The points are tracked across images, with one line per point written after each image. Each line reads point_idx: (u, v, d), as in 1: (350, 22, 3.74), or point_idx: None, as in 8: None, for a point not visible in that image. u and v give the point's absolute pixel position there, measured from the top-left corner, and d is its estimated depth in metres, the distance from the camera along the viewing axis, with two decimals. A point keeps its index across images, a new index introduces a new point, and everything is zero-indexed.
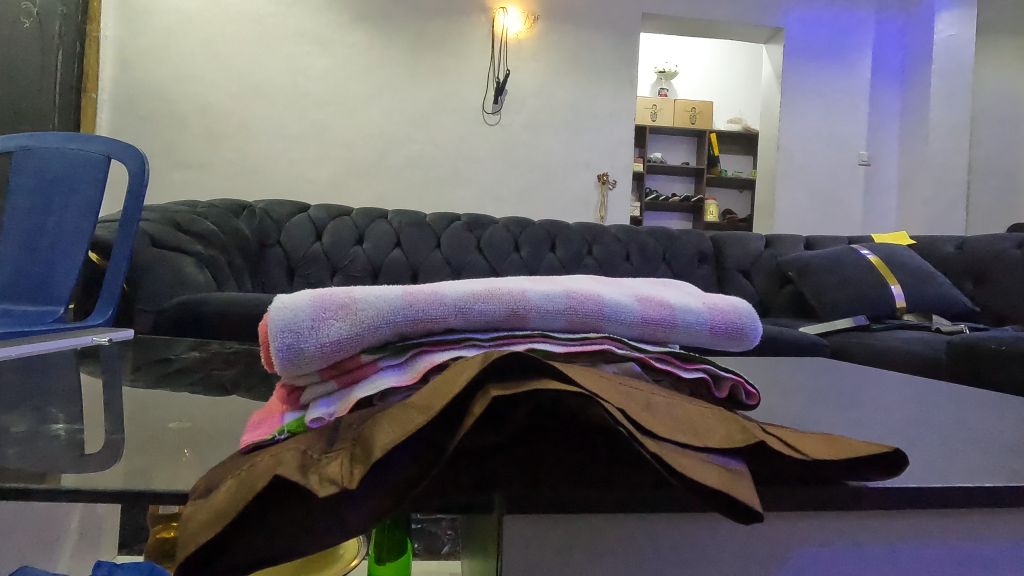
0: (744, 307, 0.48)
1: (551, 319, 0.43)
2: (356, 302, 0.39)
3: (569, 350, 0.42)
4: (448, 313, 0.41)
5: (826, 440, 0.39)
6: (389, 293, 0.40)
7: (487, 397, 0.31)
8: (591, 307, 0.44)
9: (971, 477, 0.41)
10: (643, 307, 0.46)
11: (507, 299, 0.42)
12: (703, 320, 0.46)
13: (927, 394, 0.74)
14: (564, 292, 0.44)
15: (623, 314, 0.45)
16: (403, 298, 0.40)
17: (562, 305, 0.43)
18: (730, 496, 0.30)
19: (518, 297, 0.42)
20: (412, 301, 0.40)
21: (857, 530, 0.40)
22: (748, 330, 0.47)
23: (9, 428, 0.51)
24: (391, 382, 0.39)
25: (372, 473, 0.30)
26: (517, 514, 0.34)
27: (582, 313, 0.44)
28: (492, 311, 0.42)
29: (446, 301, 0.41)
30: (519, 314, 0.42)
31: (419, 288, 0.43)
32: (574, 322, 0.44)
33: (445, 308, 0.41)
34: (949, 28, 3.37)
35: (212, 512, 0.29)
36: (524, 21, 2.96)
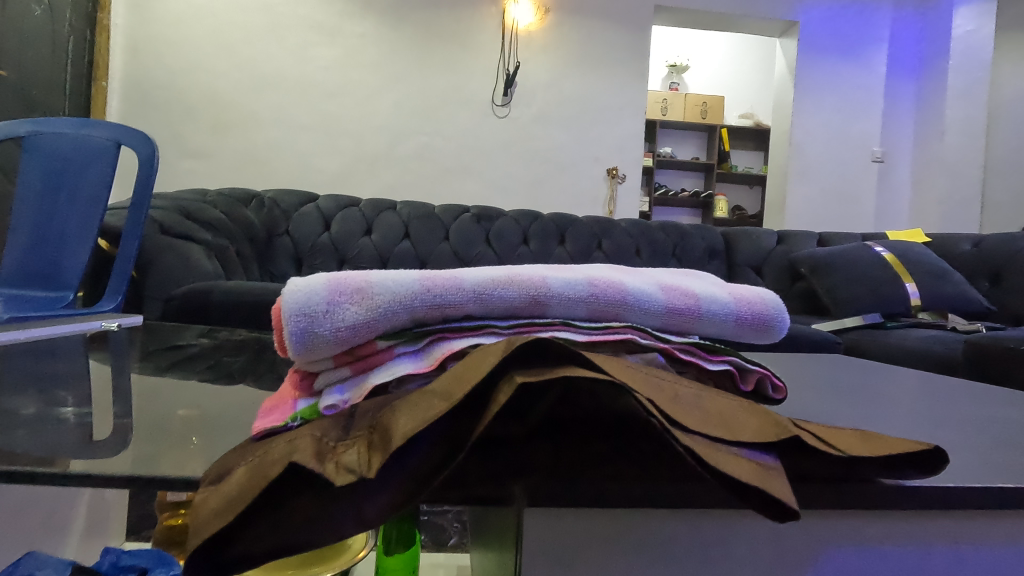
0: (772, 297, 0.46)
1: (575, 307, 0.42)
2: (372, 286, 0.38)
3: (591, 338, 0.41)
4: (467, 300, 0.39)
5: (862, 436, 0.37)
6: (405, 277, 0.39)
7: (512, 385, 0.30)
8: (613, 295, 0.42)
9: (1010, 478, 0.39)
10: (668, 295, 0.44)
11: (527, 286, 0.41)
12: (730, 308, 0.45)
13: (951, 392, 0.72)
14: (586, 280, 0.42)
15: (646, 303, 0.43)
16: (421, 283, 0.39)
17: (584, 293, 0.42)
18: (765, 492, 0.28)
19: (538, 284, 0.41)
20: (430, 286, 0.39)
21: (886, 533, 0.38)
22: (777, 317, 0.46)
23: (19, 410, 0.51)
24: (407, 368, 0.37)
25: (391, 461, 0.29)
26: (537, 507, 0.32)
27: (607, 300, 0.42)
28: (512, 297, 0.40)
29: (465, 287, 0.39)
30: (538, 302, 0.41)
31: (436, 273, 0.42)
32: (596, 310, 0.42)
33: (463, 294, 0.39)
34: (967, 23, 3.32)
35: (225, 499, 0.28)
36: (535, 12, 2.93)
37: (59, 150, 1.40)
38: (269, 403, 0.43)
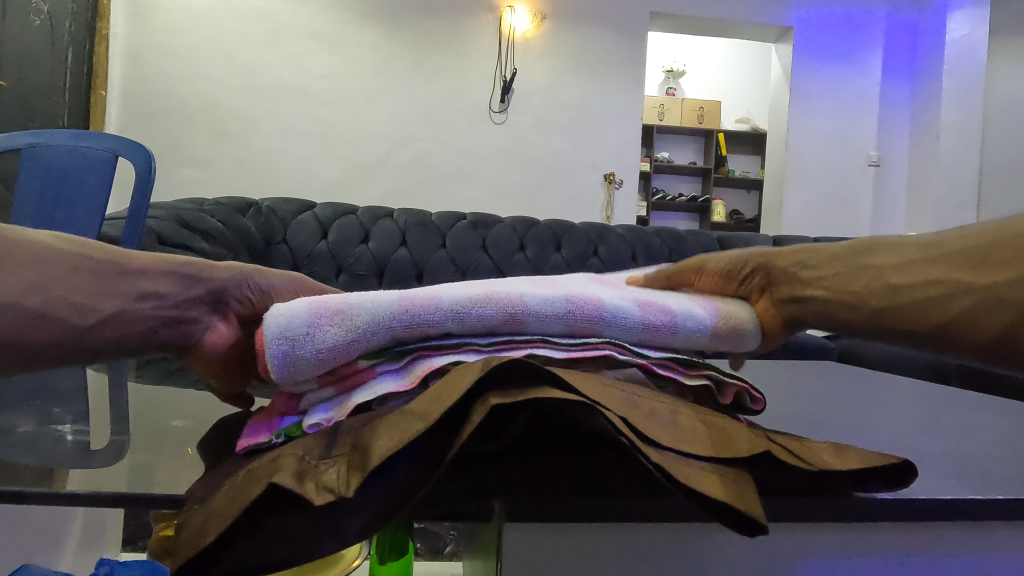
0: (745, 309, 0.49)
1: (553, 322, 0.43)
2: (351, 308, 0.38)
3: (571, 355, 0.42)
4: (444, 318, 0.40)
5: (836, 450, 0.38)
6: (384, 297, 0.40)
7: (487, 405, 0.31)
8: (591, 311, 0.43)
9: (984, 490, 0.39)
10: (644, 309, 0.45)
11: (504, 304, 0.42)
12: (705, 319, 0.47)
13: (937, 400, 0.72)
14: (563, 297, 0.43)
15: (623, 318, 0.44)
16: (399, 303, 0.39)
17: (561, 310, 0.42)
18: (733, 508, 0.29)
19: (515, 302, 0.42)
20: (407, 306, 0.40)
21: (859, 545, 0.39)
22: (750, 320, 0.48)
23: (15, 428, 0.52)
24: (390, 387, 0.38)
25: (369, 481, 0.30)
26: (515, 521, 0.33)
27: (585, 314, 0.43)
28: (489, 315, 0.41)
29: (443, 306, 0.40)
30: (515, 319, 0.42)
31: (415, 291, 0.42)
32: (573, 327, 0.43)
33: (441, 313, 0.40)
34: (961, 28, 3.32)
35: (210, 519, 0.29)
36: (532, 19, 2.95)
37: (59, 162, 1.41)
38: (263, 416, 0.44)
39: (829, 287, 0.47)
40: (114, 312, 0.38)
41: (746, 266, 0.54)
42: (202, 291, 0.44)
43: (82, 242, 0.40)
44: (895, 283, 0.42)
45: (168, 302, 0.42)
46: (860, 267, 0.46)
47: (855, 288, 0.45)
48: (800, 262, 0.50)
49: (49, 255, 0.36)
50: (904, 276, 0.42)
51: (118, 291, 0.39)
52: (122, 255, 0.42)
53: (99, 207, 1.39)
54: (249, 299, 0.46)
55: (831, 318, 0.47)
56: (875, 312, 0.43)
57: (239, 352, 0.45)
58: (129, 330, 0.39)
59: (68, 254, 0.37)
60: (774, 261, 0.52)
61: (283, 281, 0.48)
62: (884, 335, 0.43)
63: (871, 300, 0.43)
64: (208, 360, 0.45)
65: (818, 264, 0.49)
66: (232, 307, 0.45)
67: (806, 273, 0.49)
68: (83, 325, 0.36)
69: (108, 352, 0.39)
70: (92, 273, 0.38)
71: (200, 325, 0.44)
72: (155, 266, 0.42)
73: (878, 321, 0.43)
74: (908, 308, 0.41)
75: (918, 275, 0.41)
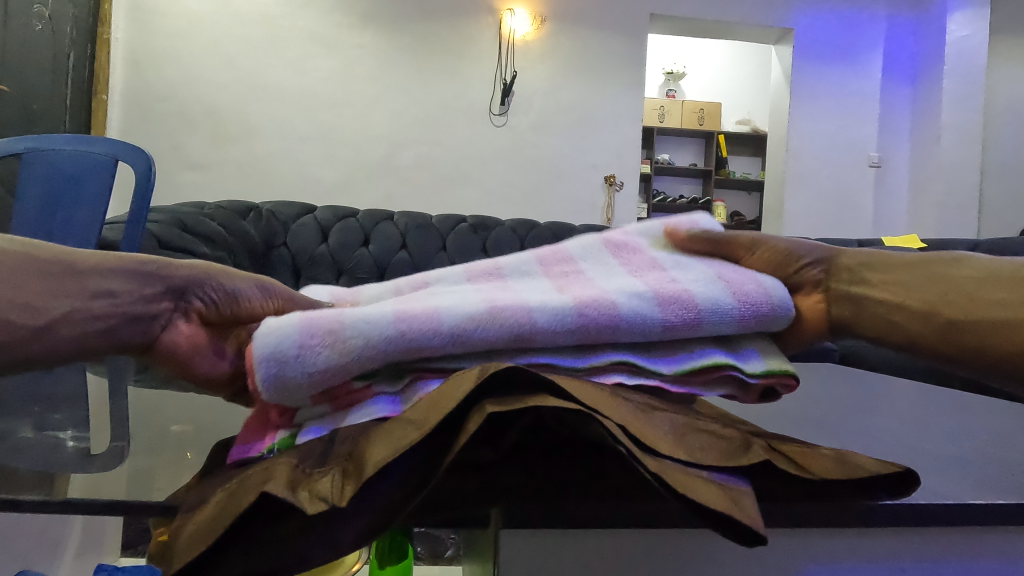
0: (778, 292, 0.46)
1: (559, 338, 0.41)
2: (344, 328, 0.38)
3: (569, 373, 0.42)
4: (444, 341, 0.39)
5: (836, 456, 0.38)
6: (383, 315, 0.39)
7: (483, 414, 0.31)
8: (603, 322, 0.42)
9: (985, 493, 0.39)
10: (665, 311, 0.43)
11: (510, 324, 0.40)
12: (729, 317, 0.45)
13: (940, 403, 0.72)
14: (574, 309, 0.42)
15: (639, 323, 0.43)
16: (396, 325, 0.38)
17: (570, 325, 0.41)
18: (731, 517, 0.29)
19: (521, 320, 0.41)
20: (404, 329, 0.38)
21: (860, 551, 0.39)
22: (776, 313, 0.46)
23: (16, 434, 0.52)
24: (382, 411, 0.38)
25: (364, 490, 0.30)
26: (513, 528, 0.33)
27: (591, 330, 0.42)
28: (492, 335, 0.40)
29: (444, 329, 0.39)
30: (520, 337, 0.41)
31: (417, 304, 0.41)
32: (583, 338, 0.42)
33: (441, 337, 0.39)
34: (962, 29, 3.30)
35: (204, 529, 0.29)
36: (531, 22, 2.95)
37: (62, 166, 1.42)
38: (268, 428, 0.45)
39: (896, 292, 0.44)
40: (66, 311, 0.38)
41: (807, 255, 0.50)
42: (161, 287, 0.43)
43: (32, 243, 0.39)
44: (982, 297, 0.39)
45: (125, 300, 0.41)
46: (936, 277, 0.42)
47: (929, 298, 0.41)
48: (867, 266, 0.47)
49: (0, 258, 0.35)
50: (993, 292, 0.39)
51: (70, 290, 0.38)
52: (72, 256, 0.41)
53: (103, 193, 1.41)
54: (210, 299, 0.45)
55: (888, 325, 0.43)
56: (950, 322, 0.39)
57: (199, 349, 0.45)
58: (83, 328, 0.39)
59: (19, 255, 0.37)
60: (830, 257, 0.49)
61: (249, 287, 0.47)
62: (953, 350, 0.39)
63: (947, 310, 0.40)
64: (168, 357, 0.44)
65: (882, 268, 0.46)
66: (195, 306, 0.45)
67: (874, 276, 0.46)
68: (37, 325, 0.36)
69: (66, 351, 0.39)
70: (46, 273, 0.38)
71: (159, 323, 0.43)
72: (109, 264, 0.42)
73: (950, 333, 0.39)
74: (998, 324, 0.37)
75: (1010, 295, 0.38)
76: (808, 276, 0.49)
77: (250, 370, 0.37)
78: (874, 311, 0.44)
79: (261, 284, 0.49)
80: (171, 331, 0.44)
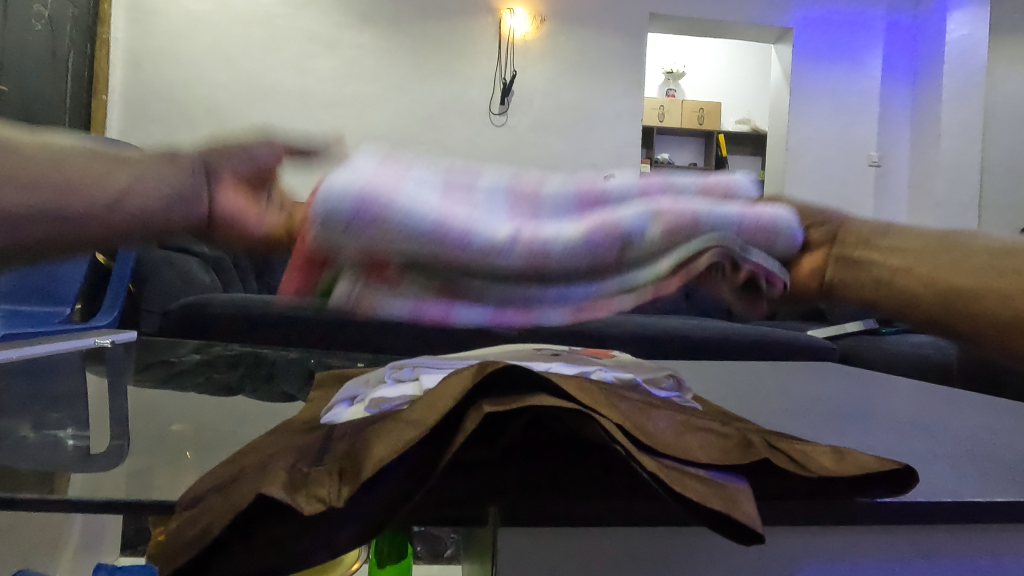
0: (784, 225, 0.39)
1: (576, 277, 0.38)
2: (396, 217, 0.33)
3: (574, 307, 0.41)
4: (475, 256, 0.36)
5: (834, 454, 0.38)
6: (431, 215, 0.34)
7: (481, 412, 0.31)
8: (631, 258, 0.38)
9: (983, 492, 0.39)
10: (661, 223, 0.38)
11: (550, 252, 0.36)
12: (736, 250, 0.38)
13: (939, 402, 0.72)
14: (625, 239, 0.37)
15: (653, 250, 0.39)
16: (441, 228, 0.34)
17: (607, 258, 0.37)
18: (728, 516, 0.29)
19: (564, 249, 0.36)
20: (446, 232, 0.35)
21: (856, 550, 0.39)
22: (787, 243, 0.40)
23: (16, 434, 0.52)
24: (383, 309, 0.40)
25: (361, 490, 0.30)
26: (512, 527, 0.33)
27: (615, 259, 0.38)
28: (530, 255, 0.36)
29: (484, 244, 0.35)
30: (552, 265, 0.37)
31: (475, 210, 0.37)
32: (605, 270, 0.38)
33: (475, 253, 0.35)
34: (961, 28, 3.30)
35: (201, 529, 0.29)
36: (531, 21, 2.95)
37: None
38: (269, 434, 0.45)
39: (909, 256, 0.36)
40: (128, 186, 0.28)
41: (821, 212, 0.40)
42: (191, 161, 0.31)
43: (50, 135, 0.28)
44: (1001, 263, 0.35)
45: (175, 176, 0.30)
46: (955, 244, 0.36)
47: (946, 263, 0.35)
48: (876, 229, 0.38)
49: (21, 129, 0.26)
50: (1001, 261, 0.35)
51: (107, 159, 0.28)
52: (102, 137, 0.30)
53: None
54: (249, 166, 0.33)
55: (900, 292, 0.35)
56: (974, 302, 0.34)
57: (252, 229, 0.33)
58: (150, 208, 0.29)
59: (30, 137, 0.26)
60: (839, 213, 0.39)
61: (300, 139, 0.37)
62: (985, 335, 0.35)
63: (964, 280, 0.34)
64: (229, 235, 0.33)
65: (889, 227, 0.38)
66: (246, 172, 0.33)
67: (884, 239, 0.37)
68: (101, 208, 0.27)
69: (119, 235, 0.28)
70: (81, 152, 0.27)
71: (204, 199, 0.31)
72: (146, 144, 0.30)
73: (979, 320, 0.34)
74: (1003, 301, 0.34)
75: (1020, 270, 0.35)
76: (816, 236, 0.39)
77: (300, 233, 0.34)
78: (880, 272, 0.36)
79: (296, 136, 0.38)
80: (228, 199, 0.32)
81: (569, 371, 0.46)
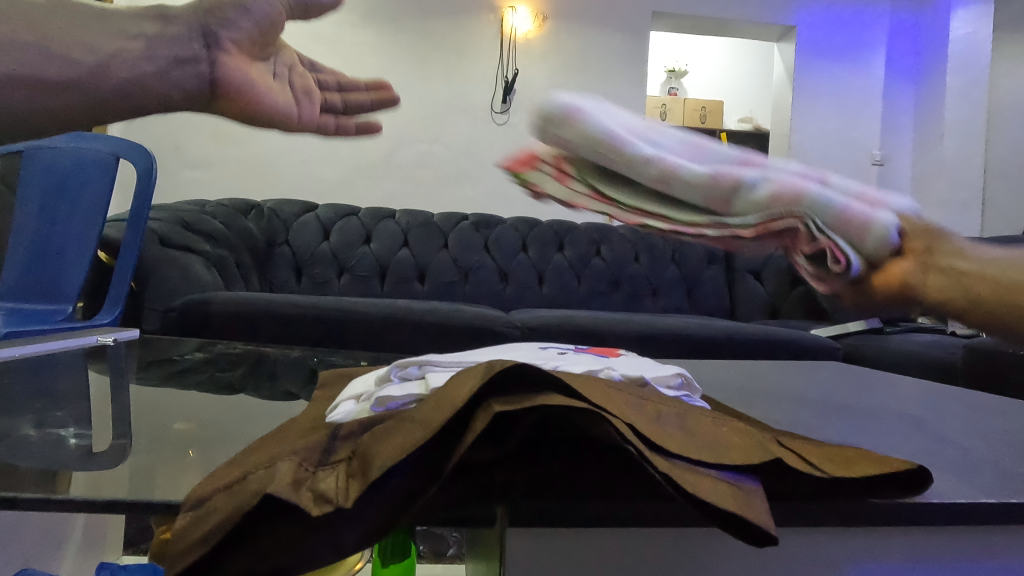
0: (881, 229, 0.43)
1: (684, 197, 0.49)
2: (582, 118, 0.50)
3: (673, 227, 0.51)
4: (620, 160, 0.50)
5: (845, 456, 0.37)
6: (605, 124, 0.50)
7: (490, 412, 0.31)
8: (728, 189, 0.47)
9: (996, 493, 0.38)
10: (773, 188, 0.46)
11: (671, 168, 0.49)
12: (814, 223, 0.45)
13: (946, 402, 0.71)
14: (725, 173, 0.47)
15: (750, 195, 0.47)
16: (605, 132, 0.49)
17: (712, 182, 0.48)
18: (741, 518, 0.29)
19: (684, 168, 0.48)
20: (610, 135, 0.49)
21: (866, 553, 0.39)
22: (872, 243, 0.43)
23: (17, 432, 0.52)
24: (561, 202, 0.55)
25: (367, 490, 0.30)
26: (520, 527, 0.33)
27: (724, 192, 0.48)
28: (658, 168, 0.49)
29: (630, 150, 0.49)
30: (670, 178, 0.49)
31: (644, 134, 0.51)
32: (711, 199, 0.48)
33: (620, 156, 0.50)
34: (965, 26, 3.29)
35: (205, 528, 0.29)
36: (533, 19, 2.94)
37: None
38: (274, 434, 0.44)
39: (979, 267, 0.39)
40: (115, 51, 0.35)
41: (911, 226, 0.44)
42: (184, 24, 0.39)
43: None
44: None
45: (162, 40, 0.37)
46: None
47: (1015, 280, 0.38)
48: (976, 245, 0.41)
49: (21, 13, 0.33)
50: None
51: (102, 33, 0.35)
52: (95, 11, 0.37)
53: None
54: (238, 26, 0.41)
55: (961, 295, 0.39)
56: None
57: (256, 85, 0.43)
58: (138, 68, 0.36)
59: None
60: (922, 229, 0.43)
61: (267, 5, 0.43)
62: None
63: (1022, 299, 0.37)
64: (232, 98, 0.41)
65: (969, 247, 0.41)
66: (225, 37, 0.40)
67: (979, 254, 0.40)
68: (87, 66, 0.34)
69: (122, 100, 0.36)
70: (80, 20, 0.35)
71: (202, 60, 0.39)
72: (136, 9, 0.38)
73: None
74: None
75: None
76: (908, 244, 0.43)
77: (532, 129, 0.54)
78: (954, 279, 0.40)
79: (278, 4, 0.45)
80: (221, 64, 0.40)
81: (577, 370, 0.46)
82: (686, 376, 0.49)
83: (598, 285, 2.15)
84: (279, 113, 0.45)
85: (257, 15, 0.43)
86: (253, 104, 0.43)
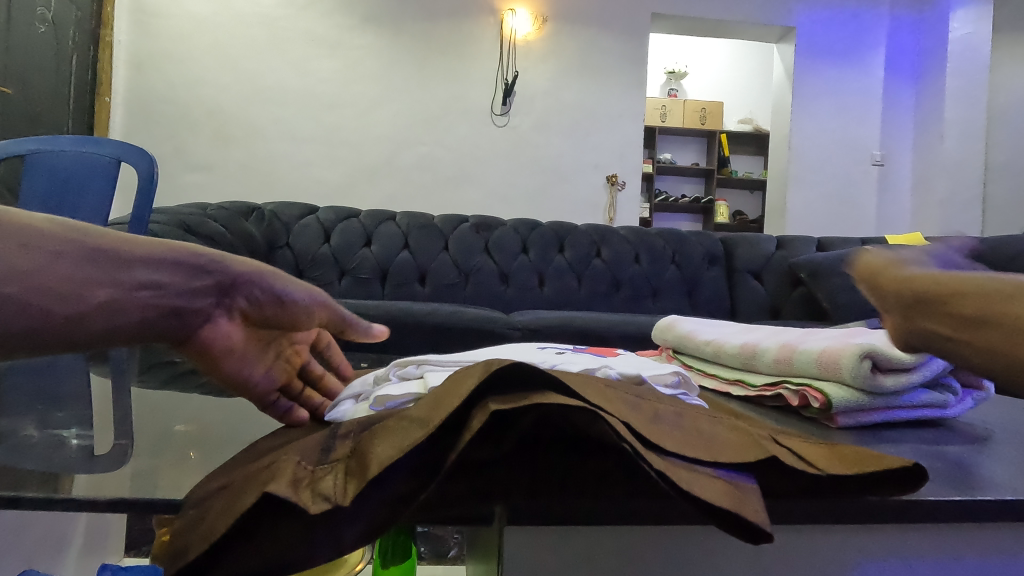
0: (838, 364, 0.56)
1: (731, 361, 0.72)
2: (688, 332, 0.83)
3: (720, 385, 0.73)
4: (700, 346, 0.78)
5: (842, 454, 0.37)
6: (697, 332, 0.81)
7: (487, 411, 0.31)
8: (751, 354, 0.69)
9: (993, 490, 0.38)
10: (776, 354, 0.65)
11: (722, 346, 0.74)
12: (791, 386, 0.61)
13: None
14: (756, 346, 0.69)
15: (762, 357, 0.67)
16: (694, 333, 0.81)
17: (744, 352, 0.70)
18: (737, 515, 0.29)
19: (730, 346, 0.73)
20: (695, 334, 0.81)
21: (862, 550, 0.39)
22: (854, 377, 0.55)
23: (21, 434, 0.52)
24: None
25: (367, 489, 0.30)
26: (520, 525, 0.33)
27: (749, 356, 0.69)
28: (718, 346, 0.75)
29: (701, 339, 0.78)
30: (720, 349, 0.75)
31: (724, 334, 0.78)
32: (745, 361, 0.70)
33: (698, 342, 0.79)
34: (964, 26, 3.29)
35: (205, 529, 0.29)
36: (532, 22, 2.95)
37: (62, 169, 1.41)
38: (274, 435, 0.45)
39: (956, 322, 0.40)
40: (107, 301, 0.38)
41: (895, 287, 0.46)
42: (209, 281, 0.46)
43: (85, 226, 0.38)
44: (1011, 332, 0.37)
45: (169, 291, 0.42)
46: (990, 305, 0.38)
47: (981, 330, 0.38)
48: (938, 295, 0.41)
49: (57, 235, 0.36)
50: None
51: (117, 280, 0.39)
52: (126, 239, 0.41)
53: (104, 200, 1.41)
54: (257, 300, 0.49)
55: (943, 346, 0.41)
56: (991, 322, 0.38)
57: (232, 347, 0.50)
58: (127, 315, 0.40)
59: (69, 238, 0.37)
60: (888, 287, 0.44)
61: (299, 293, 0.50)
62: (995, 363, 0.38)
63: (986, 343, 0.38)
64: (205, 349, 0.48)
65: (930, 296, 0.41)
66: (237, 303, 0.48)
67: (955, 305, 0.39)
68: (77, 311, 0.36)
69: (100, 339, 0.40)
70: (88, 259, 0.38)
71: (202, 313, 0.46)
72: (159, 253, 0.42)
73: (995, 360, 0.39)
74: None
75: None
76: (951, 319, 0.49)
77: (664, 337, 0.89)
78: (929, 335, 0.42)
79: (307, 293, 0.51)
80: (213, 325, 0.48)
81: (575, 369, 0.47)
82: (683, 375, 0.49)
83: (598, 287, 2.15)
84: (240, 378, 0.51)
85: (280, 304, 0.50)
86: (220, 362, 0.50)
